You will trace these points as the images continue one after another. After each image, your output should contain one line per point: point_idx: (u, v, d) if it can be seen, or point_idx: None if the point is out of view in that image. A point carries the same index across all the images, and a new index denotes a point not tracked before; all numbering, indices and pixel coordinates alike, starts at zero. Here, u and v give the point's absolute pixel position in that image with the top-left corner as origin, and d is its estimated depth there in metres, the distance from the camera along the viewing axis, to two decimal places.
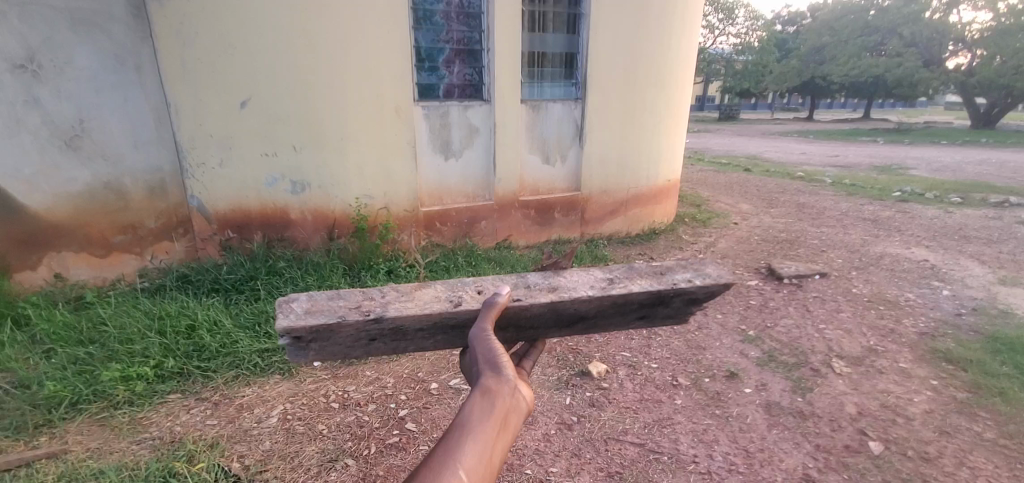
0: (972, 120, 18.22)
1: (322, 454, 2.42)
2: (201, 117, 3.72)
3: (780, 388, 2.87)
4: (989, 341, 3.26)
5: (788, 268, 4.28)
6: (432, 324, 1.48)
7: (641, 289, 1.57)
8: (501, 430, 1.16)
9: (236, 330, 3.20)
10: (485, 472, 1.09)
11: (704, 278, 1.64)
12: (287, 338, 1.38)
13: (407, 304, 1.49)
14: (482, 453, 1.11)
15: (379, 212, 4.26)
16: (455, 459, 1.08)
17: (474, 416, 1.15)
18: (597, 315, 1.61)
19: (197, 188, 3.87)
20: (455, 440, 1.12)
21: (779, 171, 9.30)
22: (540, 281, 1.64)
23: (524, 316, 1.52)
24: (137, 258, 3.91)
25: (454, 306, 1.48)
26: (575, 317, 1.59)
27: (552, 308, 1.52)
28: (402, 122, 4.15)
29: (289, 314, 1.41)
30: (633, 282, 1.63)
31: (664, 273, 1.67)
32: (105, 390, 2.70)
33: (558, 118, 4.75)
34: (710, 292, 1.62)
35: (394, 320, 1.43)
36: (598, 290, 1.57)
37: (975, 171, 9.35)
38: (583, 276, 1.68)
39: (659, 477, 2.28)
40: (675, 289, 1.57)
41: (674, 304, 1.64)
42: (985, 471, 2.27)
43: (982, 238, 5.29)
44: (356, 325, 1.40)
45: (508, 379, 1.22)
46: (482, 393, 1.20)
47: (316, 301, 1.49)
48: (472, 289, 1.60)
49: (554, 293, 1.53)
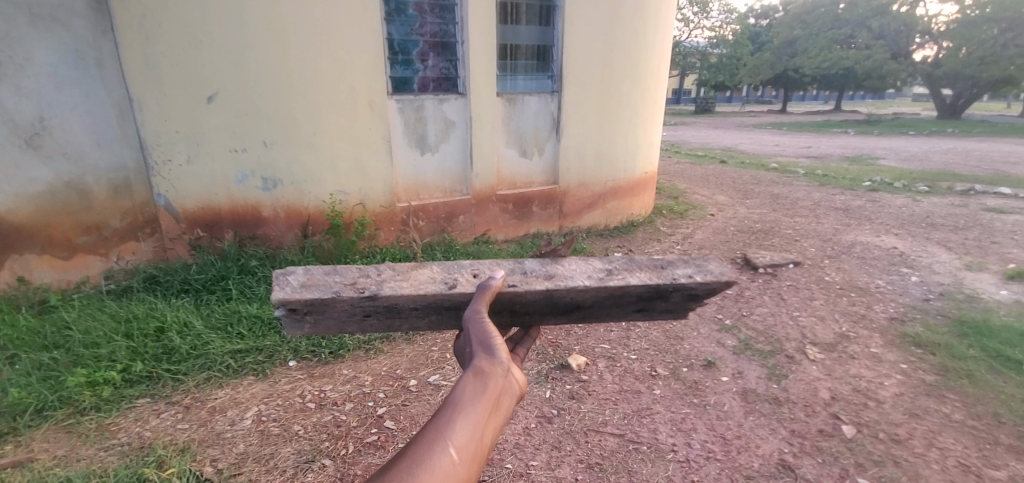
0: (938, 111, 18.74)
1: (298, 455, 2.37)
2: (166, 113, 3.60)
3: (755, 376, 2.91)
4: (957, 325, 3.36)
5: (763, 258, 4.35)
6: (427, 303, 1.51)
7: (639, 283, 1.58)
8: (493, 410, 1.16)
9: (207, 331, 3.12)
10: (475, 452, 1.09)
11: (705, 274, 1.65)
12: (284, 311, 1.45)
13: (402, 284, 1.54)
14: (473, 433, 1.11)
15: (354, 208, 4.19)
16: (445, 437, 1.08)
17: (466, 396, 1.14)
18: (594, 305, 1.63)
19: (163, 186, 3.74)
20: (446, 418, 1.12)
21: (754, 163, 9.43)
22: (537, 267, 1.66)
23: (518, 303, 1.54)
24: (103, 260, 3.77)
25: (448, 288, 1.51)
26: (571, 306, 1.61)
27: (548, 295, 1.53)
28: (376, 116, 4.08)
29: (285, 287, 1.48)
30: (632, 274, 1.64)
31: (665, 266, 1.69)
32: (71, 397, 2.60)
33: (534, 111, 4.72)
34: (710, 289, 1.63)
35: (388, 298, 1.48)
36: (596, 280, 1.59)
37: (941, 161, 9.64)
38: (582, 265, 1.70)
39: (638, 467, 2.29)
40: (675, 284, 1.58)
41: (673, 298, 1.65)
42: (953, 451, 2.34)
43: (948, 225, 5.45)
44: (349, 300, 1.46)
45: (502, 362, 1.21)
46: (475, 373, 1.18)
47: (312, 276, 1.56)
48: (468, 273, 1.62)
49: (551, 281, 1.55)
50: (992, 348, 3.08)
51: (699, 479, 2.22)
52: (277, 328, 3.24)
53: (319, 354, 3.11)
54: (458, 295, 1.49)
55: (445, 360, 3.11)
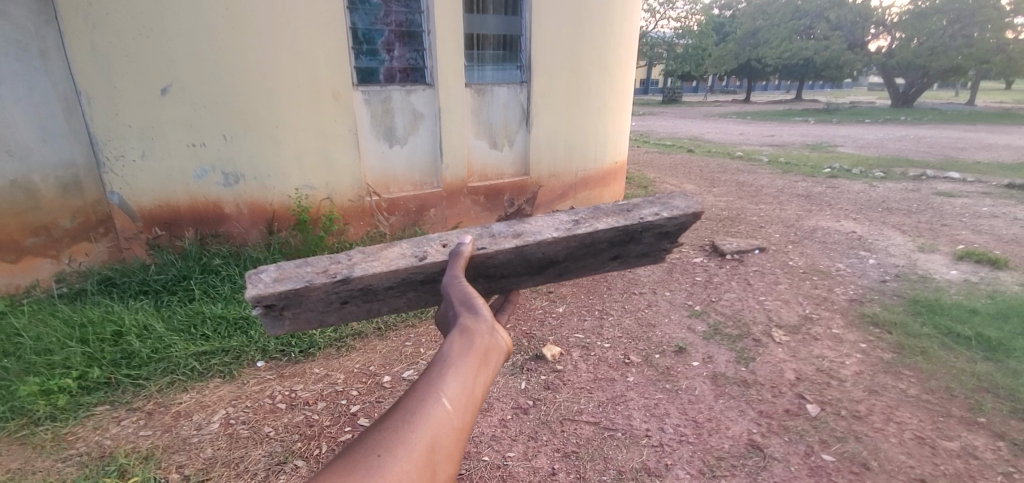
0: (892, 100, 19.53)
1: (269, 457, 2.31)
2: (118, 105, 3.43)
3: (725, 359, 2.98)
4: (911, 304, 3.52)
5: (730, 245, 4.45)
6: (401, 280, 1.52)
7: (608, 228, 1.67)
8: (482, 364, 1.14)
9: (168, 334, 3.00)
10: (469, 401, 1.07)
11: (670, 210, 1.76)
12: (258, 307, 1.43)
13: (373, 264, 1.52)
14: (465, 383, 1.09)
15: (321, 203, 4.09)
16: (437, 389, 1.06)
17: (454, 351, 1.13)
18: (567, 257, 1.72)
19: (116, 183, 3.57)
20: (436, 372, 1.09)
21: (720, 152, 9.64)
22: (504, 228, 1.68)
23: (491, 265, 1.59)
24: (54, 262, 3.59)
25: (419, 260, 1.51)
26: (545, 262, 1.69)
27: (519, 253, 1.59)
28: (341, 107, 3.98)
29: (257, 284, 1.44)
30: (599, 221, 1.72)
31: (630, 210, 1.77)
32: (24, 406, 2.47)
33: (503, 102, 4.69)
34: (678, 224, 1.75)
35: (362, 279, 1.47)
36: (564, 231, 1.65)
37: (896, 148, 10.04)
38: (548, 219, 1.74)
39: (614, 453, 2.33)
40: (643, 224, 1.69)
41: (646, 240, 1.78)
42: (910, 425, 2.45)
43: (903, 209, 5.69)
44: (324, 288, 1.45)
45: (486, 319, 1.22)
46: (461, 331, 1.18)
47: (283, 270, 1.51)
48: (438, 244, 1.61)
49: (520, 238, 1.60)
50: (944, 325, 3.24)
51: (673, 463, 2.26)
52: (244, 328, 3.15)
53: (289, 353, 3.04)
54: (430, 264, 1.51)
55: (419, 356, 3.07)
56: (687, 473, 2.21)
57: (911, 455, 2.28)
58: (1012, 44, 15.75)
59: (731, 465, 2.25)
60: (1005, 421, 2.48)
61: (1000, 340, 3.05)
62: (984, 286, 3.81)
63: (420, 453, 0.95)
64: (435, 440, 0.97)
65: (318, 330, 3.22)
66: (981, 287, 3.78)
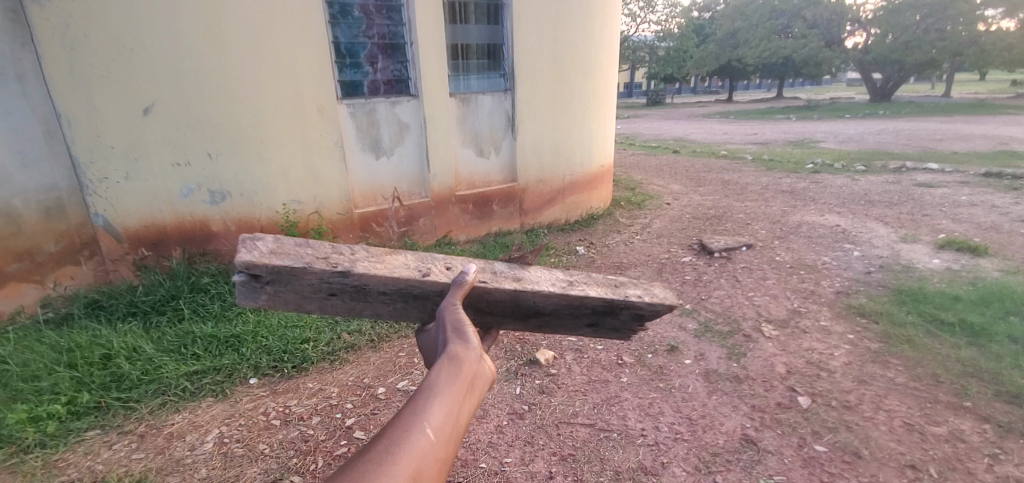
0: (870, 94, 19.88)
1: (265, 475, 2.30)
2: (99, 127, 3.41)
3: (716, 356, 3.01)
4: (896, 294, 3.58)
5: (717, 243, 4.47)
6: (397, 289, 1.49)
7: (596, 296, 1.60)
8: (467, 393, 1.16)
9: (158, 355, 2.97)
10: (451, 431, 1.08)
11: (651, 296, 1.66)
12: (243, 274, 1.37)
13: (376, 264, 1.50)
14: (449, 413, 1.10)
15: (309, 217, 4.08)
16: (422, 417, 1.07)
17: (442, 380, 1.14)
18: (553, 313, 1.62)
19: (101, 205, 3.54)
20: (422, 401, 1.10)
21: (705, 151, 9.75)
22: (504, 268, 1.65)
23: (485, 301, 1.53)
24: (38, 287, 3.51)
25: (421, 275, 1.49)
26: (532, 312, 1.60)
27: (514, 297, 1.52)
28: (325, 121, 3.98)
29: (252, 251, 1.39)
30: (589, 287, 1.65)
31: (617, 284, 1.70)
32: (11, 435, 2.41)
33: (488, 110, 4.73)
34: (655, 311, 1.64)
35: (361, 276, 1.44)
36: (558, 289, 1.59)
37: (876, 141, 10.23)
38: (546, 272, 1.69)
39: (611, 454, 2.34)
40: (627, 301, 1.60)
41: (621, 316, 1.65)
42: (899, 412, 2.50)
43: (885, 201, 5.79)
44: (320, 274, 1.41)
45: (475, 347, 1.23)
46: (449, 359, 1.19)
47: (282, 243, 1.47)
48: (441, 264, 1.59)
49: (518, 283, 1.55)
50: (928, 312, 3.30)
51: (669, 461, 2.28)
52: (235, 346, 3.12)
53: (282, 369, 3.01)
54: (431, 283, 1.48)
55: (412, 366, 3.08)
56: (684, 471, 2.23)
57: (901, 442, 2.32)
58: (983, 36, 16.26)
59: (726, 461, 2.27)
60: (989, 404, 2.53)
61: (981, 324, 3.13)
62: (965, 273, 3.89)
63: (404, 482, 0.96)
64: (419, 471, 0.98)
65: (312, 344, 3.19)
66: (962, 274, 3.87)
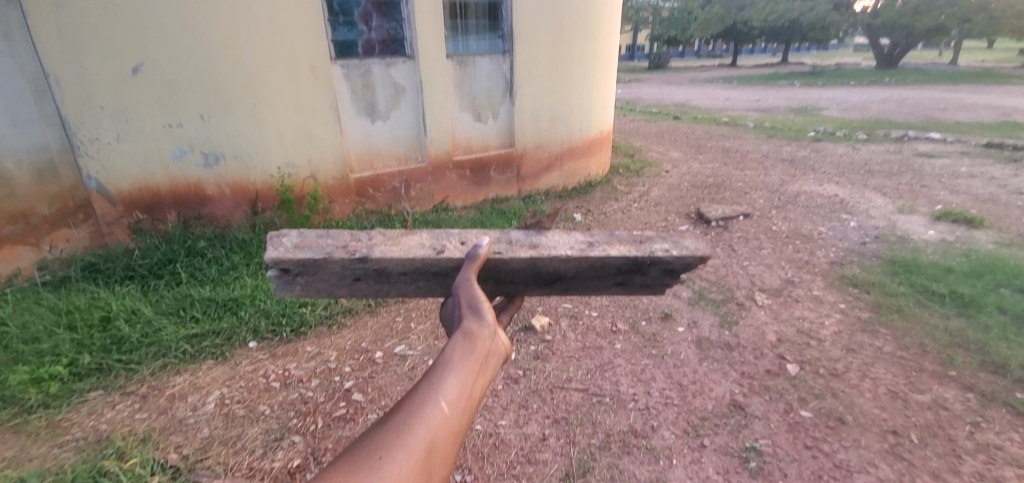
0: (876, 61, 19.47)
1: (266, 434, 2.37)
2: (89, 87, 3.34)
3: (709, 324, 3.06)
4: (889, 265, 3.61)
5: (715, 212, 4.46)
6: (415, 268, 1.44)
7: (618, 254, 1.50)
8: (482, 368, 1.09)
9: (157, 317, 3.00)
10: (464, 406, 1.02)
11: (681, 247, 1.54)
12: (274, 269, 1.40)
13: (392, 247, 1.47)
14: (463, 387, 1.04)
15: (305, 181, 4.04)
16: (435, 391, 1.01)
17: (455, 354, 1.07)
18: (576, 276, 1.54)
19: (93, 166, 3.50)
20: (436, 375, 1.04)
21: (705, 118, 9.61)
22: (521, 236, 1.59)
23: (504, 271, 1.48)
24: (34, 250, 3.49)
25: (436, 253, 1.44)
26: (554, 277, 1.54)
27: (531, 264, 1.47)
28: (320, 83, 3.90)
29: (277, 247, 1.42)
30: (611, 246, 1.56)
31: (642, 240, 1.59)
32: (14, 396, 2.47)
33: (486, 72, 4.63)
34: (686, 264, 1.52)
35: (379, 261, 1.42)
36: (577, 251, 1.51)
37: (879, 110, 10.10)
38: (565, 236, 1.61)
39: (602, 417, 2.41)
40: (652, 257, 1.49)
41: (650, 273, 1.54)
42: (884, 380, 2.56)
43: (884, 171, 5.77)
44: (341, 262, 1.40)
45: (489, 323, 1.14)
46: (463, 335, 1.11)
47: (306, 237, 1.49)
48: (456, 240, 1.52)
49: (535, 250, 1.49)
50: (920, 283, 3.33)
51: (659, 425, 2.36)
52: (234, 309, 3.13)
53: (281, 332, 3.04)
54: (446, 261, 1.42)
55: (410, 331, 3.12)
56: (672, 434, 2.31)
57: (884, 409, 2.39)
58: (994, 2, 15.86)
59: (714, 425, 2.35)
60: (974, 374, 2.59)
61: (972, 296, 3.16)
62: (959, 244, 3.91)
63: (418, 456, 0.93)
64: (432, 443, 0.95)
65: (309, 308, 3.22)
66: (956, 246, 3.89)
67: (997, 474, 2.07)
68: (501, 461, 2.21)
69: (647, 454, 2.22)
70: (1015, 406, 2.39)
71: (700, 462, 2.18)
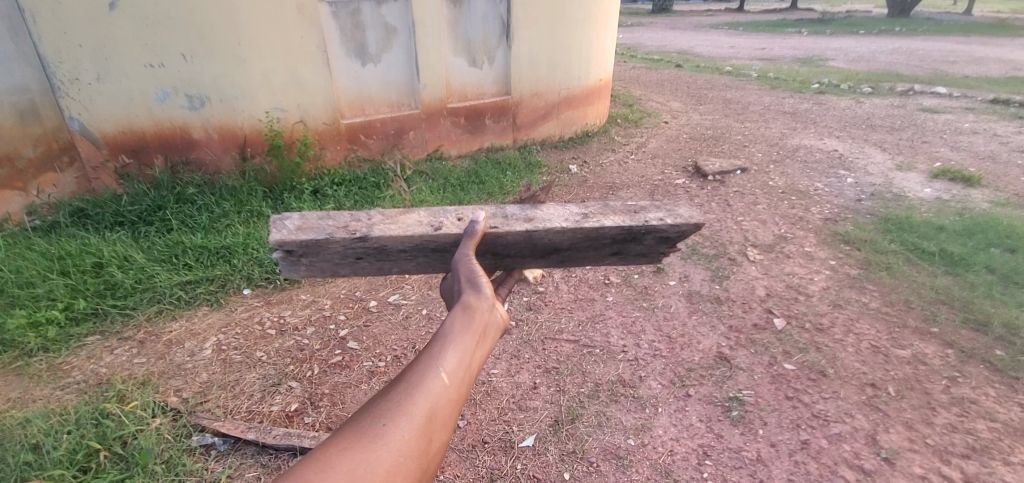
0: (888, 8, 18.71)
1: (264, 380, 2.43)
2: (64, 23, 3.19)
3: (700, 278, 3.09)
4: (883, 222, 3.62)
5: (713, 165, 4.40)
6: (415, 245, 1.42)
7: (614, 225, 1.49)
8: (481, 339, 1.09)
9: (149, 264, 3.00)
10: (464, 377, 1.02)
11: (676, 215, 1.54)
12: (278, 252, 1.37)
13: (391, 225, 1.43)
14: (462, 358, 1.04)
15: (294, 127, 3.92)
16: (435, 361, 1.02)
17: (454, 327, 1.07)
18: (572, 247, 1.54)
19: (74, 108, 3.39)
20: (436, 347, 1.05)
21: (708, 66, 9.32)
22: (515, 210, 1.53)
23: (500, 245, 1.46)
24: (23, 194, 3.42)
25: (433, 230, 1.41)
26: (550, 249, 1.52)
27: (527, 238, 1.45)
28: (306, 21, 3.71)
29: (279, 230, 1.37)
30: (607, 216, 1.53)
31: (637, 208, 1.56)
32: (14, 339, 2.49)
33: (481, 14, 4.43)
34: (682, 232, 1.53)
35: (379, 240, 1.39)
36: (573, 222, 1.48)
37: (886, 61, 9.83)
38: (560, 207, 1.57)
39: (592, 368, 2.48)
40: (648, 226, 1.49)
41: (646, 241, 1.56)
42: (868, 335, 2.63)
43: (886, 126, 5.68)
44: (342, 242, 1.37)
45: (487, 296, 1.15)
46: (462, 308, 1.11)
47: (307, 218, 1.43)
48: (453, 216, 1.48)
49: (530, 223, 1.45)
50: (911, 241, 3.35)
51: (646, 376, 2.43)
52: (226, 257, 3.13)
53: (275, 281, 3.06)
54: (445, 236, 1.40)
55: (403, 281, 3.13)
56: (660, 384, 2.39)
57: (865, 363, 2.47)
58: None
59: (699, 376, 2.43)
60: (956, 330, 2.67)
61: (961, 255, 3.20)
62: (954, 203, 3.92)
63: (418, 423, 0.95)
64: (433, 411, 0.97)
65: None
66: (950, 204, 3.89)
67: (968, 427, 2.17)
68: (493, 408, 2.29)
69: (634, 403, 2.30)
70: (993, 363, 2.48)
71: (684, 411, 2.26)
